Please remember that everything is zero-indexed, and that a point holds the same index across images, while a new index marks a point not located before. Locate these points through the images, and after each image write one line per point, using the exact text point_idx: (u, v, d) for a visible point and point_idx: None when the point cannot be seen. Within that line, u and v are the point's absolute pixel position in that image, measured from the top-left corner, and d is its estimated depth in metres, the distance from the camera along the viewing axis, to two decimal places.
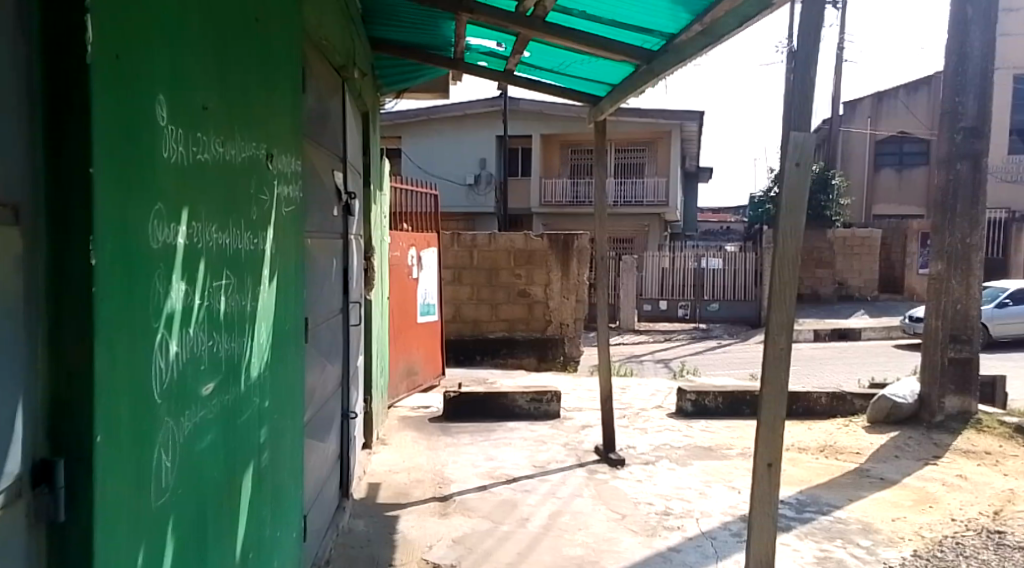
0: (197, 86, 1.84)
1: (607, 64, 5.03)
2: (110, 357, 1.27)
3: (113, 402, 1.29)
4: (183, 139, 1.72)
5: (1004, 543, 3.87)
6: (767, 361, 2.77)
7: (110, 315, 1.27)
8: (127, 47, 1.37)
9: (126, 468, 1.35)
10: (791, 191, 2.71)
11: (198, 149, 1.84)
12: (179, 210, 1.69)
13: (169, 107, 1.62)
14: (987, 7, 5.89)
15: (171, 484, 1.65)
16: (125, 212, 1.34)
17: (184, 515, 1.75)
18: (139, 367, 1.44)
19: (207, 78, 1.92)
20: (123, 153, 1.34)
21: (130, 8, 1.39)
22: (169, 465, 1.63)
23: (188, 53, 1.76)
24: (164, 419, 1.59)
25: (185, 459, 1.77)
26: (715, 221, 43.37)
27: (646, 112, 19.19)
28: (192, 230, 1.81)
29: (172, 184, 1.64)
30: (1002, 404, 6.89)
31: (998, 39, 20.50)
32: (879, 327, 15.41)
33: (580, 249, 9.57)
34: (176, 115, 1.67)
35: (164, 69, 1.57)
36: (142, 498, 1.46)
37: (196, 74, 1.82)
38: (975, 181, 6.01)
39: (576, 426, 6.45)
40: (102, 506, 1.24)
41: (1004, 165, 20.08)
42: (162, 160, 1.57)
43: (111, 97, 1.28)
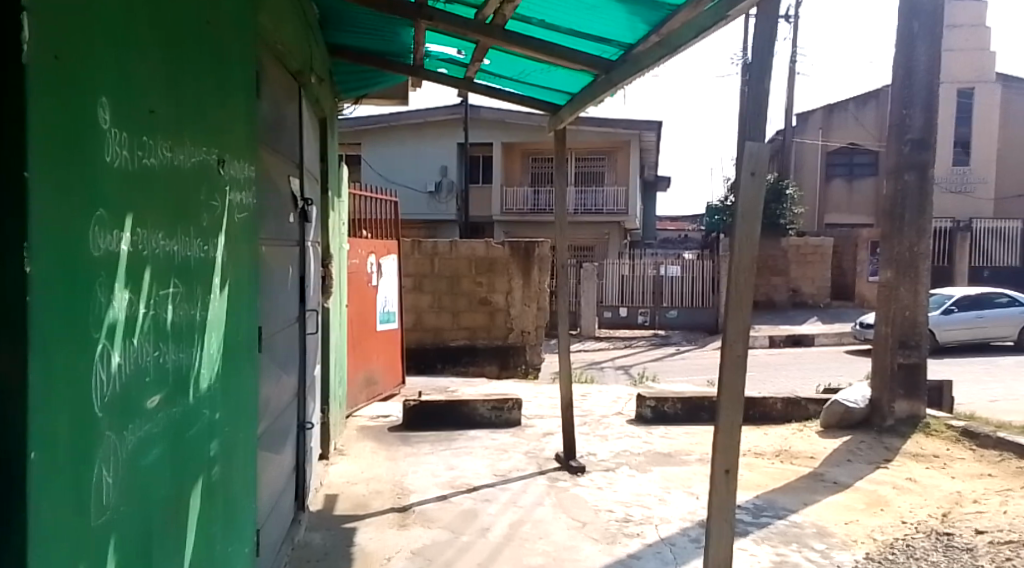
0: (144, 89, 1.78)
1: (566, 73, 5.06)
2: (46, 373, 1.22)
3: (50, 420, 1.24)
4: (129, 143, 1.66)
5: (952, 544, 3.95)
6: (723, 367, 2.79)
7: (45, 329, 1.22)
8: (69, 49, 1.32)
9: (64, 490, 1.30)
10: (747, 201, 2.76)
11: (144, 155, 1.77)
12: (122, 216, 1.63)
13: (113, 110, 1.57)
14: (932, 22, 6.10)
15: (114, 502, 1.59)
16: (63, 219, 1.29)
17: (128, 534, 1.68)
18: (79, 380, 1.38)
19: (154, 81, 1.86)
20: (62, 159, 1.29)
21: (72, 8, 1.34)
22: (110, 483, 1.56)
23: (134, 54, 1.70)
24: (106, 434, 1.53)
25: (129, 475, 1.70)
26: (671, 230, 44.04)
27: (605, 122, 19.40)
28: (137, 238, 1.75)
29: (116, 190, 1.59)
30: (949, 408, 7.10)
31: (942, 55, 21.29)
32: (831, 334, 15.79)
33: (541, 256, 9.55)
34: (120, 117, 1.61)
35: (108, 70, 1.52)
36: (82, 518, 1.40)
37: (142, 77, 1.76)
38: (922, 191, 6.20)
39: (537, 434, 6.44)
40: (36, 531, 1.19)
41: (949, 176, 20.84)
42: (105, 166, 1.52)
43: (48, 100, 1.23)
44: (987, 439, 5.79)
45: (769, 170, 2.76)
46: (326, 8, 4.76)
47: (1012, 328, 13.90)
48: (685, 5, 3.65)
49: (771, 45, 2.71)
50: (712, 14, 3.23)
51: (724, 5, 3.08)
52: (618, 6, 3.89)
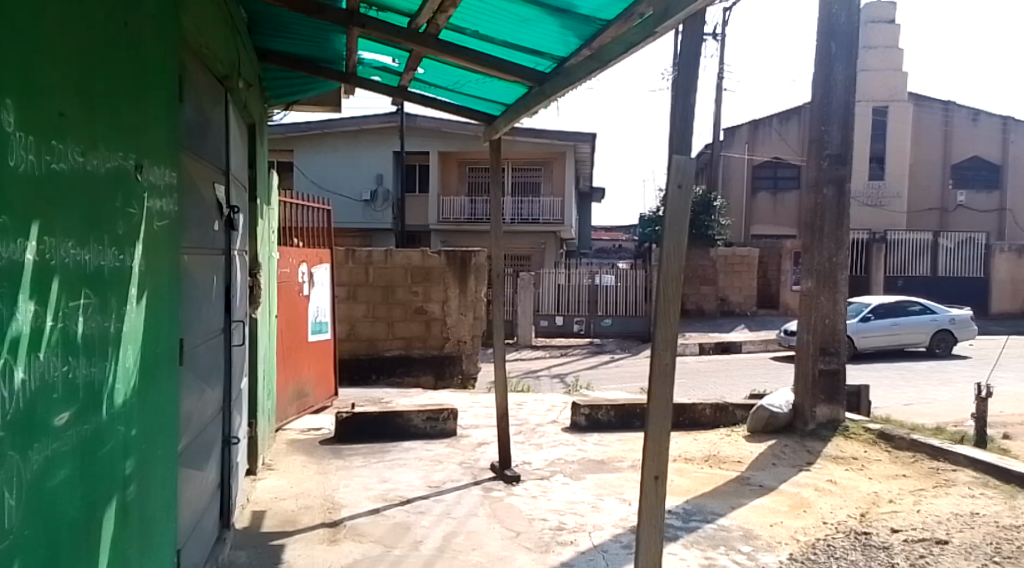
0: (53, 90, 1.69)
1: (501, 84, 5.09)
2: None
3: None
4: (36, 148, 1.57)
5: (870, 543, 4.08)
6: (653, 376, 2.83)
7: None
8: None
9: None
10: (674, 214, 2.81)
11: (53, 160, 1.68)
12: (28, 222, 1.54)
13: (17, 113, 1.48)
14: (849, 43, 6.41)
15: (16, 526, 1.50)
16: None
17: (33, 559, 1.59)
18: None
19: (65, 82, 1.77)
20: None
21: None
22: (12, 505, 1.47)
23: (43, 54, 1.62)
24: (7, 453, 1.44)
25: (33, 496, 1.60)
26: (606, 240, 44.83)
27: (541, 133, 19.59)
28: (45, 246, 1.65)
29: (20, 197, 1.50)
30: (866, 412, 7.42)
31: (860, 74, 22.36)
32: (757, 341, 16.34)
33: (477, 265, 9.60)
34: (25, 120, 1.52)
35: (13, 70, 1.44)
36: None
37: (52, 79, 1.68)
38: (840, 205, 6.49)
39: (472, 444, 6.42)
40: None
41: (866, 190, 21.92)
42: (8, 171, 1.44)
43: None
44: (901, 441, 6.08)
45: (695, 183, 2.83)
46: (255, 13, 4.66)
47: (924, 335, 14.67)
48: (615, 20, 3.71)
49: (697, 62, 2.79)
50: (641, 30, 3.28)
51: (653, 22, 3.13)
52: (551, 19, 3.93)
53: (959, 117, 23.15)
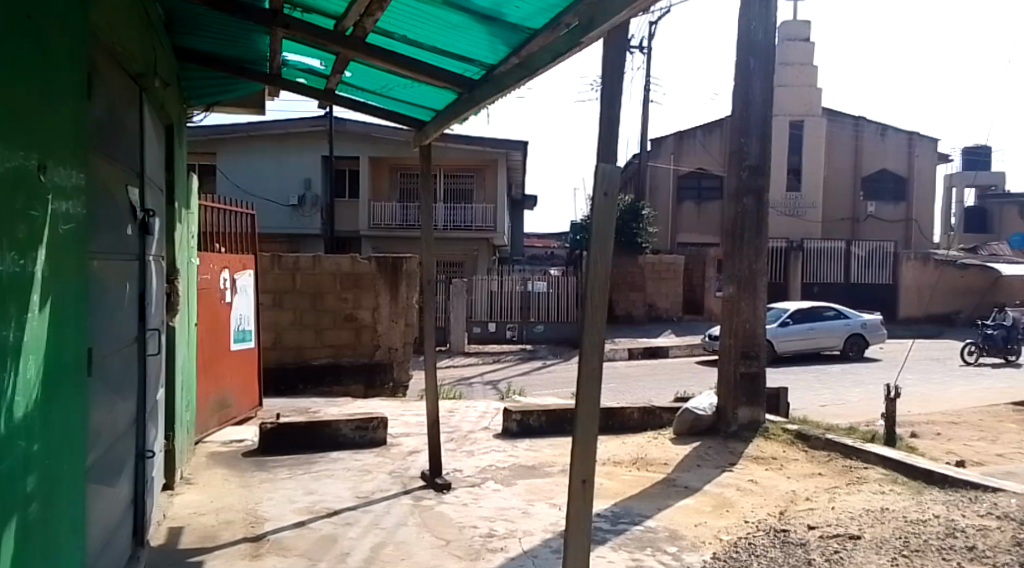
0: None
1: (431, 89, 5.06)
2: None
3: None
4: None
5: (787, 540, 4.21)
6: (580, 381, 2.85)
7: None
8: None
9: None
10: (600, 220, 2.85)
11: None
12: None
13: None
14: (766, 59, 6.69)
15: None
16: None
17: None
18: None
19: None
20: None
21: None
22: None
23: None
24: None
25: None
26: (538, 247, 45.26)
27: (473, 140, 19.63)
28: None
29: None
30: (785, 412, 7.71)
31: (777, 89, 23.32)
32: (683, 346, 16.78)
33: (408, 272, 9.50)
34: None
35: None
36: None
37: None
38: (759, 214, 6.75)
39: (402, 452, 6.34)
40: None
41: (784, 200, 22.90)
42: None
43: None
44: (817, 441, 6.34)
45: (620, 191, 2.88)
46: (173, 11, 4.50)
47: (838, 338, 15.41)
48: (542, 30, 3.74)
49: (621, 73, 2.85)
50: (567, 41, 3.31)
51: (579, 32, 3.16)
52: (479, 26, 3.94)
53: (868, 132, 24.48)
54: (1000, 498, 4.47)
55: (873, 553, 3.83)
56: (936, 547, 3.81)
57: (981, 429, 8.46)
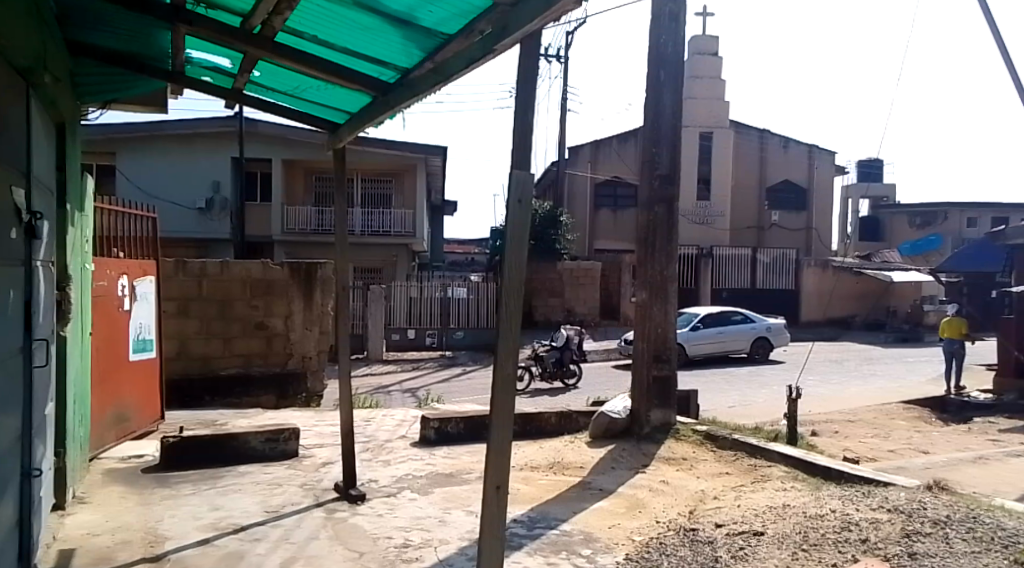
0: None
1: (345, 92, 4.95)
2: None
3: None
4: None
5: (696, 538, 4.33)
6: (494, 387, 2.83)
7: None
8: None
9: None
10: (516, 227, 2.86)
11: None
12: None
13: None
14: (675, 72, 6.91)
15: None
16: None
17: None
18: None
19: None
20: None
21: None
22: None
23: None
24: None
25: None
26: (460, 253, 45.26)
27: (391, 145, 19.41)
28: None
29: None
30: (694, 414, 7.97)
31: (688, 101, 24.18)
32: (600, 351, 17.09)
33: (323, 279, 9.30)
34: None
35: None
36: None
37: None
38: (669, 222, 6.97)
39: (315, 464, 6.17)
40: None
41: (695, 209, 23.80)
42: None
43: None
44: (725, 441, 6.58)
45: (534, 198, 2.89)
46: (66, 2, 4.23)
47: (745, 342, 16.07)
48: (456, 36, 3.71)
49: (534, 80, 2.86)
50: (482, 47, 3.30)
51: (492, 39, 3.16)
52: (393, 30, 3.88)
53: (772, 144, 25.75)
54: (890, 492, 4.75)
55: (775, 548, 3.98)
56: (832, 540, 3.98)
57: (874, 427, 8.99)
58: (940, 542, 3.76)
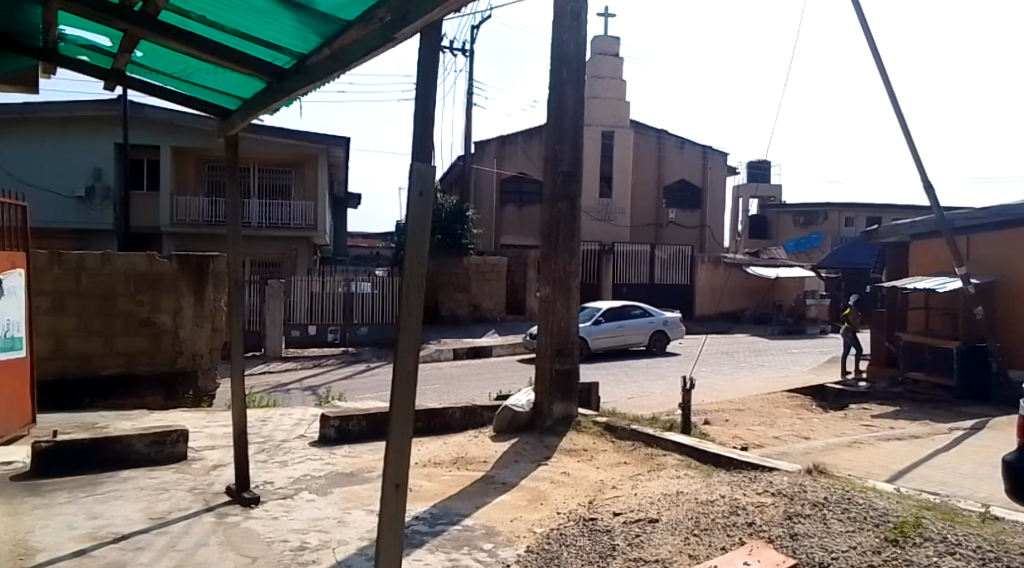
0: None
1: (236, 76, 4.72)
2: None
3: None
4: None
5: (595, 528, 4.40)
6: (394, 383, 2.74)
7: None
8: None
9: None
10: (416, 220, 2.77)
11: None
12: None
13: None
14: (578, 70, 7.01)
15: None
16: None
17: None
18: None
19: None
20: None
21: None
22: None
23: None
24: None
25: None
26: (364, 247, 44.53)
27: (289, 134, 18.75)
28: None
29: None
30: (595, 406, 8.14)
31: (590, 100, 24.67)
32: (505, 345, 17.21)
33: (215, 273, 8.91)
34: None
35: None
36: None
37: None
38: (572, 218, 7.08)
39: (205, 467, 5.89)
40: None
41: (597, 206, 24.40)
42: None
43: None
44: (623, 431, 6.76)
45: (435, 191, 2.83)
46: None
47: (643, 335, 16.61)
48: (355, 22, 3.58)
49: (436, 77, 2.81)
50: (380, 36, 3.20)
51: (391, 27, 3.06)
52: (287, 13, 3.71)
53: (669, 144, 26.74)
54: (774, 477, 5.01)
55: (668, 535, 4.12)
56: (721, 524, 4.15)
57: (761, 415, 9.50)
58: (819, 522, 3.97)
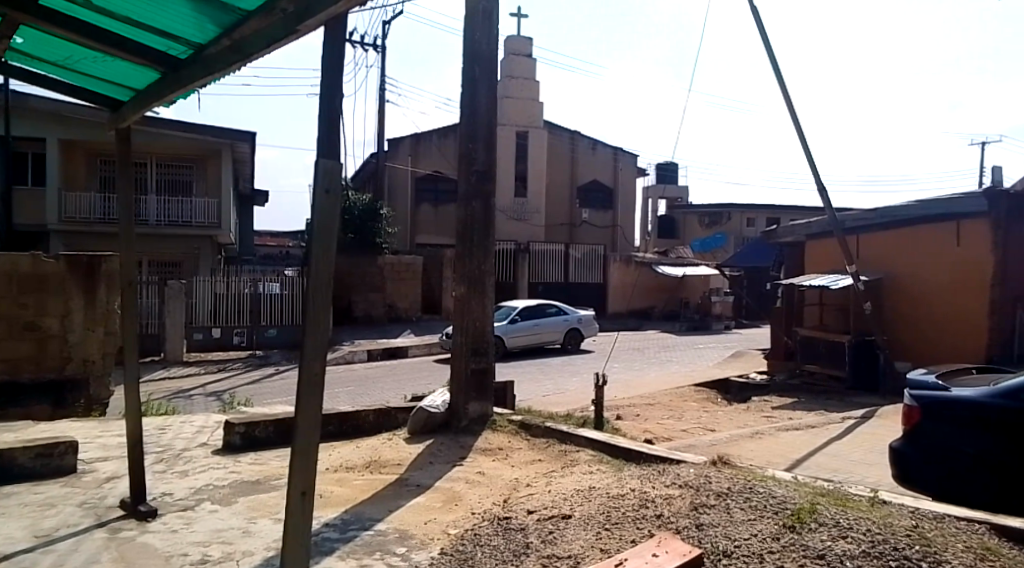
0: None
1: (128, 66, 4.42)
2: None
3: None
4: None
5: (509, 527, 4.40)
6: (299, 388, 2.62)
7: None
8: None
9: None
10: (322, 219, 2.66)
11: None
12: None
13: None
14: (490, 70, 7.01)
15: None
16: None
17: None
18: None
19: None
20: None
21: None
22: None
23: None
24: None
25: None
26: (273, 246, 43.24)
27: (190, 128, 17.92)
28: None
29: None
30: (511, 404, 8.17)
31: (504, 100, 24.77)
32: (422, 346, 17.05)
33: (109, 273, 8.35)
34: None
35: None
36: None
37: None
38: (486, 216, 7.07)
39: (98, 480, 5.53)
40: None
41: (512, 205, 24.57)
42: None
43: None
44: (538, 429, 6.80)
45: (342, 189, 2.71)
46: None
47: (559, 333, 16.85)
48: (255, 12, 3.40)
49: (341, 71, 2.70)
50: (283, 27, 3.05)
51: (293, 18, 2.93)
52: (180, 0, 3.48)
53: (581, 145, 27.26)
54: (681, 469, 5.16)
55: (580, 530, 4.17)
56: (631, 517, 4.24)
57: (670, 409, 9.80)
58: (723, 512, 4.10)
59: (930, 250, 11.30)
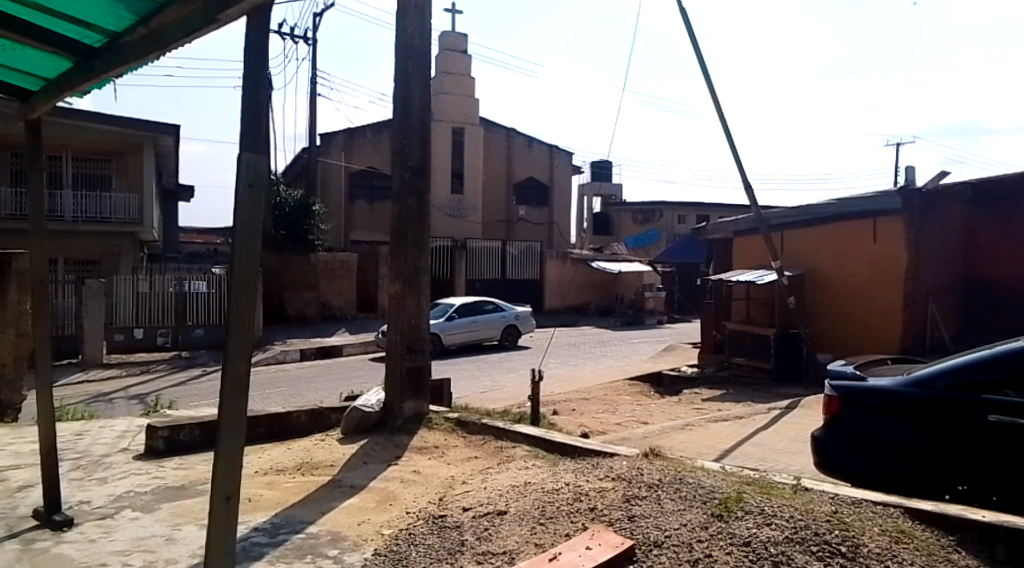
0: None
1: (36, 53, 4.17)
2: None
3: None
4: None
5: (444, 525, 4.37)
6: (222, 388, 2.51)
7: None
8: None
9: None
10: (245, 214, 2.55)
11: None
12: None
13: None
14: (423, 66, 6.95)
15: None
16: None
17: None
18: None
19: None
20: None
21: None
22: None
23: None
24: None
25: None
26: (200, 243, 41.86)
27: (109, 120, 17.15)
28: None
29: None
30: (446, 401, 8.13)
31: (439, 96, 24.62)
32: (356, 344, 16.80)
33: (19, 272, 7.93)
34: None
35: None
36: None
37: None
38: (421, 214, 7.00)
39: (8, 489, 5.23)
40: None
41: (449, 202, 24.45)
42: None
43: None
44: (474, 426, 6.79)
45: (267, 183, 2.60)
46: None
47: (496, 330, 16.87)
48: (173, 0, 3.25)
49: (265, 63, 2.59)
50: (203, 16, 2.92)
51: (213, 6, 2.80)
52: None
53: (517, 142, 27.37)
54: (614, 463, 5.24)
55: (515, 526, 4.18)
56: (565, 511, 4.26)
57: (603, 403, 9.95)
58: (654, 503, 4.17)
59: (851, 247, 11.80)
